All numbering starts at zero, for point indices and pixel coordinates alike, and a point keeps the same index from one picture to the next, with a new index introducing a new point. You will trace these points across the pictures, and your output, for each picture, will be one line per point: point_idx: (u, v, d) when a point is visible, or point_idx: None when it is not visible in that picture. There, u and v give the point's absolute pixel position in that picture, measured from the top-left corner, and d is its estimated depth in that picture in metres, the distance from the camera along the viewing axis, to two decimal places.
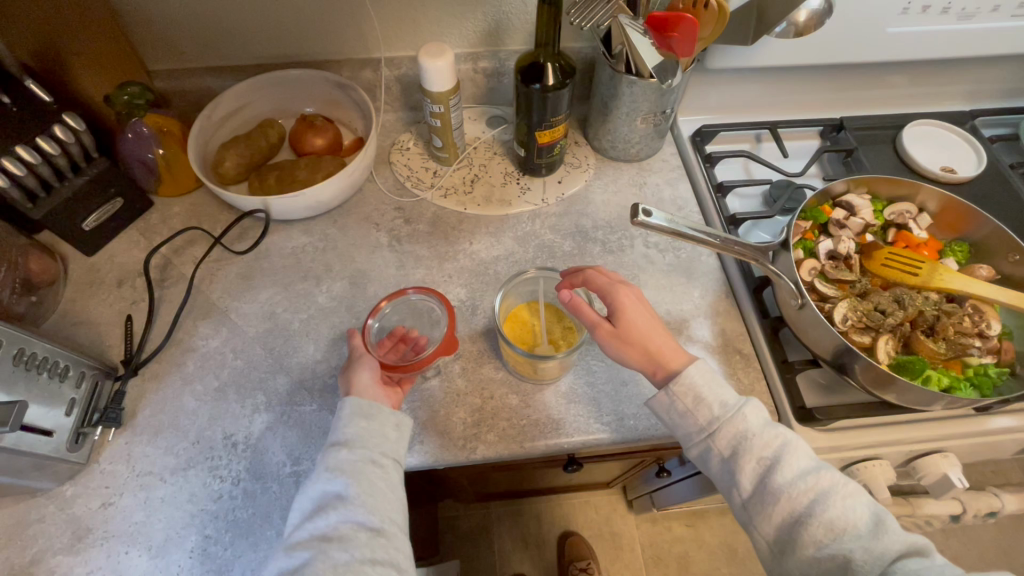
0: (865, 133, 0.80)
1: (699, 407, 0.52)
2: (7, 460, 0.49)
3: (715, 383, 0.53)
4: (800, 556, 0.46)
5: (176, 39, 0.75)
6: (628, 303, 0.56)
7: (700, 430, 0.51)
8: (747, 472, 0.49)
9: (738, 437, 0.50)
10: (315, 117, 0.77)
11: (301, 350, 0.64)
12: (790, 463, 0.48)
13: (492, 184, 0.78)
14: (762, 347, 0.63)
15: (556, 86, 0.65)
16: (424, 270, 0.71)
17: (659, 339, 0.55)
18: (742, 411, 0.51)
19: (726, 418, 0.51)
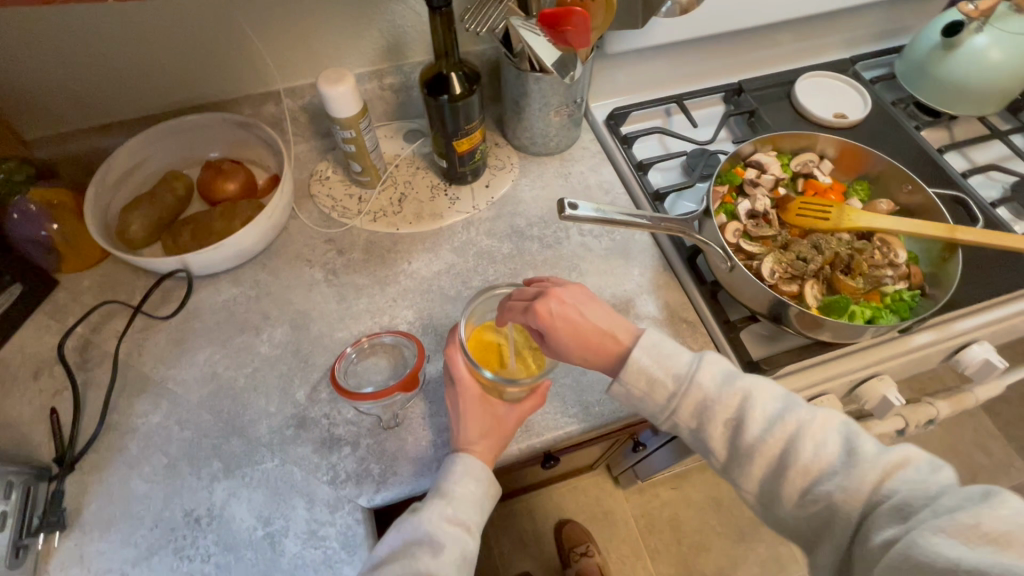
0: (763, 92, 0.84)
1: (655, 387, 0.54)
2: None
3: (665, 353, 0.54)
4: (786, 505, 0.49)
5: (50, 101, 0.69)
6: (551, 318, 0.55)
7: (664, 408, 0.54)
8: (715, 433, 0.52)
9: (701, 405, 0.52)
10: (221, 161, 0.73)
11: (252, 405, 0.61)
12: (752, 414, 0.51)
13: (421, 199, 0.77)
14: (705, 312, 0.66)
15: (464, 93, 0.64)
16: (367, 299, 0.69)
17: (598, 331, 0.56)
18: (697, 376, 0.53)
19: (684, 387, 0.53)
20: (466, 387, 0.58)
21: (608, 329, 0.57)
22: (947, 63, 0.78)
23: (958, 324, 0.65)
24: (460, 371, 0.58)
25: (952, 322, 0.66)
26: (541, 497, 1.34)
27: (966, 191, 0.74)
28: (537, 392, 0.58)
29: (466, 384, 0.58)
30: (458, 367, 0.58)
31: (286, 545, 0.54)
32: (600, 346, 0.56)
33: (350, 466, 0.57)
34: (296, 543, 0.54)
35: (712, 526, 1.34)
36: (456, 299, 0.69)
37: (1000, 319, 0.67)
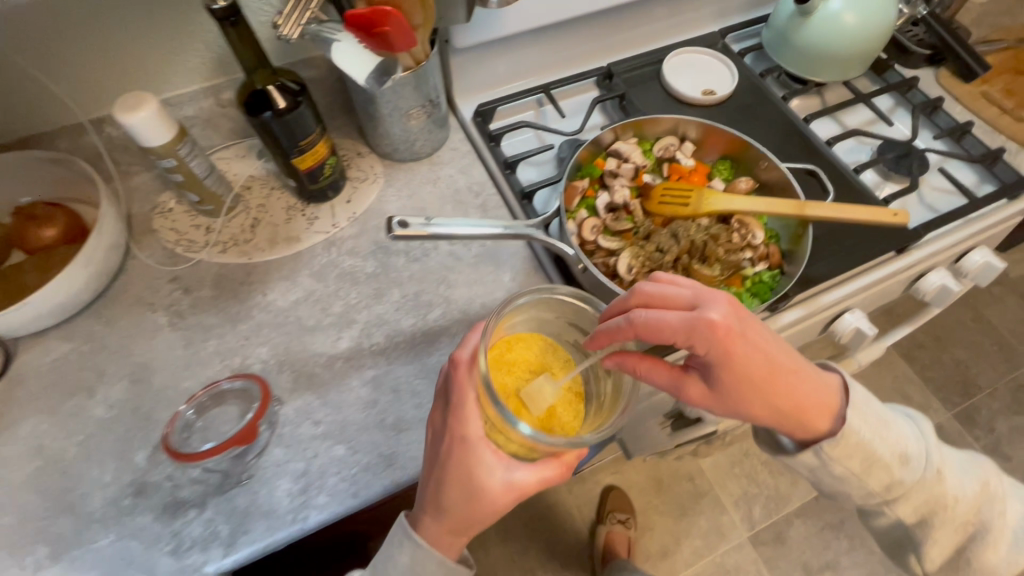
0: (633, 74, 0.82)
1: (881, 464, 0.58)
2: None
3: (888, 430, 0.59)
4: None
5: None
6: (734, 352, 0.49)
7: (882, 497, 0.60)
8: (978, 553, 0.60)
9: (929, 505, 0.60)
10: (35, 206, 0.65)
11: (84, 477, 0.55)
12: (947, 491, 0.60)
13: (274, 223, 0.71)
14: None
15: (289, 107, 0.59)
16: (216, 340, 0.63)
17: (776, 375, 0.52)
18: (937, 463, 0.60)
19: (918, 464, 0.60)
20: (470, 435, 0.51)
21: (791, 374, 0.53)
22: (806, 30, 0.77)
23: (826, 296, 0.65)
24: (466, 416, 0.51)
25: (820, 296, 0.66)
26: None
27: (830, 159, 0.74)
28: (566, 461, 0.52)
29: (470, 432, 0.51)
30: (469, 404, 0.51)
31: None
32: (782, 393, 0.52)
33: (196, 530, 0.53)
34: None
35: (655, 506, 1.35)
36: (315, 328, 0.64)
37: (870, 285, 0.68)
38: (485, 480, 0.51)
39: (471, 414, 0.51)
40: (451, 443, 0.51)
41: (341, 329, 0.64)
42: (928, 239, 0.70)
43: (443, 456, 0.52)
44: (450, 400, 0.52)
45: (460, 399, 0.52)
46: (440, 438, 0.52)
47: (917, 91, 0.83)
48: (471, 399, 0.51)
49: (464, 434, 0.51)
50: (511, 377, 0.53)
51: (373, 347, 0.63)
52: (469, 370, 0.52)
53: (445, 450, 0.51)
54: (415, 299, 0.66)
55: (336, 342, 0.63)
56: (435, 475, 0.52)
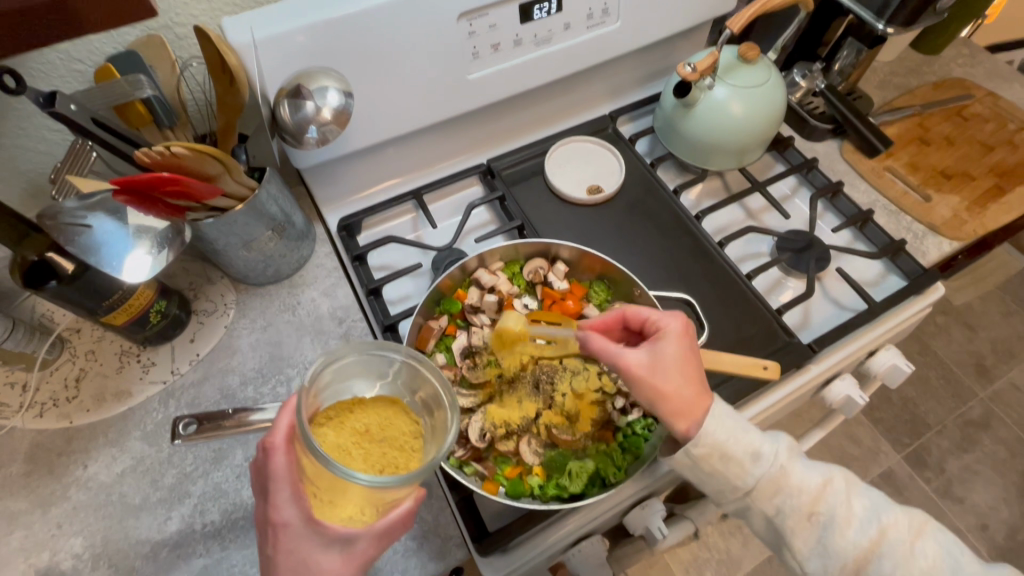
0: (514, 170, 0.76)
1: (788, 502, 0.49)
2: None
3: (743, 429, 0.49)
4: (835, 543, 0.49)
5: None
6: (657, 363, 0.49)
7: (740, 492, 0.50)
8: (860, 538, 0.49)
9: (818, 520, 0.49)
10: None
11: None
12: (795, 489, 0.49)
13: (103, 374, 0.62)
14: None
15: (78, 270, 0.50)
16: (22, 533, 0.55)
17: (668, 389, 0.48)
18: (783, 462, 0.50)
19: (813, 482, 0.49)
20: (288, 520, 0.42)
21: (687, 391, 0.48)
22: (690, 120, 0.71)
23: None
24: (277, 501, 0.42)
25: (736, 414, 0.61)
26: None
27: (722, 261, 0.68)
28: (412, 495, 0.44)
29: (288, 520, 0.41)
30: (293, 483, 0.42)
31: None
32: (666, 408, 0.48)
33: None
34: None
35: None
36: (141, 508, 0.56)
37: (772, 406, 0.62)
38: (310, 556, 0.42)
39: (285, 495, 0.42)
40: (271, 533, 0.42)
41: (171, 506, 0.56)
42: (831, 349, 0.65)
43: (272, 553, 0.42)
44: (265, 479, 0.43)
45: (274, 488, 0.42)
46: (261, 544, 0.43)
47: (819, 172, 0.77)
48: (283, 483, 0.42)
49: (282, 520, 0.42)
50: (356, 433, 0.43)
51: (206, 528, 0.55)
52: (282, 451, 0.42)
53: (272, 541, 0.42)
54: None
55: (164, 524, 0.55)
56: (284, 542, 0.42)
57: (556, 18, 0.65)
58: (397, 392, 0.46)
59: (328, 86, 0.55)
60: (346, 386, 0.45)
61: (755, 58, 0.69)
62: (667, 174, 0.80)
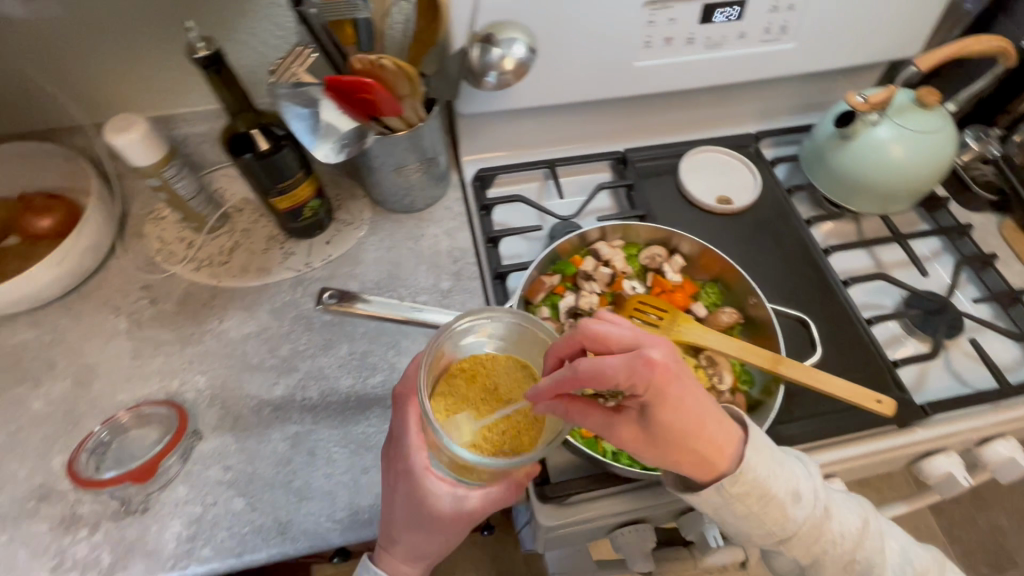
0: (649, 165, 0.78)
1: (771, 507, 0.46)
2: None
3: (778, 464, 0.46)
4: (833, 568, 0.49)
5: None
6: (671, 397, 0.41)
7: (767, 527, 0.46)
8: (832, 532, 0.48)
9: (826, 539, 0.48)
10: (36, 196, 0.68)
11: (7, 471, 0.57)
12: (833, 535, 0.48)
13: (252, 250, 0.72)
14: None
15: (270, 151, 0.59)
16: (161, 359, 0.64)
17: (707, 429, 0.43)
18: (825, 502, 0.48)
19: (808, 505, 0.47)
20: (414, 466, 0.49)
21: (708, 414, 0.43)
22: (843, 153, 0.69)
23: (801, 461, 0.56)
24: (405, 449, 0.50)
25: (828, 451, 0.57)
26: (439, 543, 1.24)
27: (844, 300, 0.66)
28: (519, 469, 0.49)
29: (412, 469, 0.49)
30: (416, 437, 0.50)
31: None
32: (699, 443, 0.43)
33: (81, 552, 0.53)
34: None
35: None
36: (256, 368, 0.64)
37: (860, 456, 0.58)
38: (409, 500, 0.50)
39: (411, 444, 0.50)
40: (394, 478, 0.51)
41: (280, 374, 0.63)
42: (944, 418, 0.61)
43: (393, 499, 0.51)
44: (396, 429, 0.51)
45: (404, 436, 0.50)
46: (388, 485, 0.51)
47: (970, 240, 0.73)
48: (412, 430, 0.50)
49: (406, 467, 0.50)
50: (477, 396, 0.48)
51: (304, 402, 0.62)
52: (413, 406, 0.51)
53: (396, 485, 0.50)
54: (360, 358, 0.65)
55: (271, 387, 0.63)
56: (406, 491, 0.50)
57: (733, 25, 0.66)
58: (528, 358, 0.50)
59: (516, 38, 0.59)
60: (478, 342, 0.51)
61: (934, 104, 0.66)
62: (799, 205, 0.78)
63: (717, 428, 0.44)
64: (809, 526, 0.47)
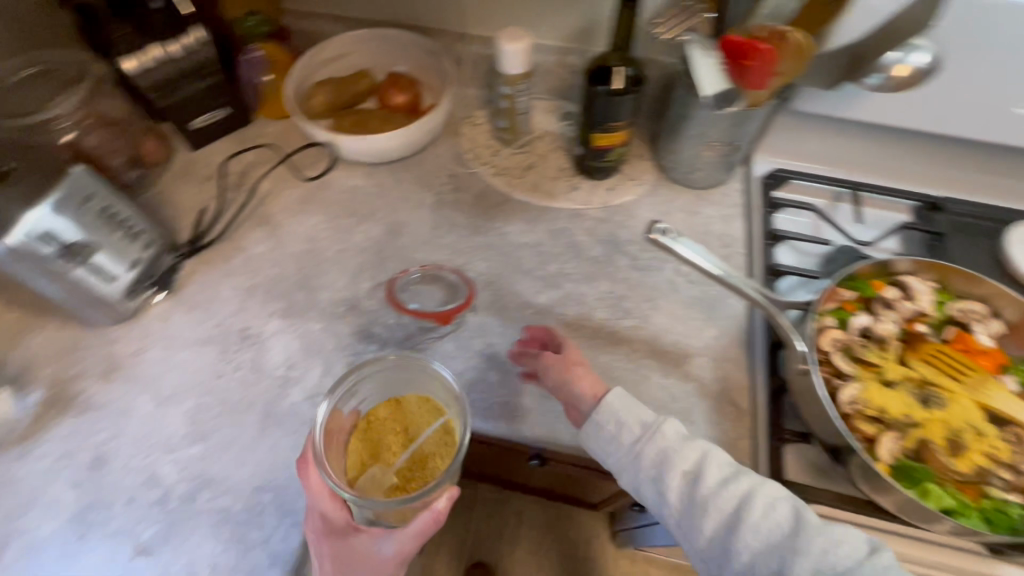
0: (965, 220, 0.72)
1: (686, 457, 0.52)
2: (92, 292, 0.62)
3: (631, 408, 0.55)
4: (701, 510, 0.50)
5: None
6: (563, 366, 0.59)
7: (627, 449, 0.54)
8: (672, 485, 0.52)
9: (663, 455, 0.52)
10: (402, 76, 0.82)
11: (327, 279, 0.71)
12: (674, 456, 0.52)
13: (544, 174, 0.79)
14: (759, 390, 0.62)
15: (622, 91, 0.64)
16: (453, 237, 0.74)
17: (571, 371, 0.58)
18: (661, 442, 0.53)
19: (652, 450, 0.53)
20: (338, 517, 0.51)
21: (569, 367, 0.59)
22: None
23: None
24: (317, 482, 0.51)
25: None
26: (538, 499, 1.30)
27: None
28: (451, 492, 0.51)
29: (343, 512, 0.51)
30: (316, 486, 0.51)
31: (291, 393, 0.62)
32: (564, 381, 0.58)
33: (368, 362, 0.64)
34: (298, 396, 0.62)
35: None
36: (526, 274, 0.71)
37: None
38: (376, 551, 0.50)
39: (317, 482, 0.51)
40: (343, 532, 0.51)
41: (545, 286, 0.70)
42: None
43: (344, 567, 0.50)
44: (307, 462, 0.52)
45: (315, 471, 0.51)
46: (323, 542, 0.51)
47: None
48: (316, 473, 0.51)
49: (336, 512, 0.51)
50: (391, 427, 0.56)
51: (561, 317, 0.67)
52: (314, 471, 0.51)
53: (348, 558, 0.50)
54: (617, 300, 0.69)
55: (536, 294, 0.69)
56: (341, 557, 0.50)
57: None
58: (431, 392, 0.57)
59: (920, 47, 0.61)
60: (371, 401, 0.57)
61: None
62: None
63: (575, 391, 0.58)
64: (669, 484, 0.52)
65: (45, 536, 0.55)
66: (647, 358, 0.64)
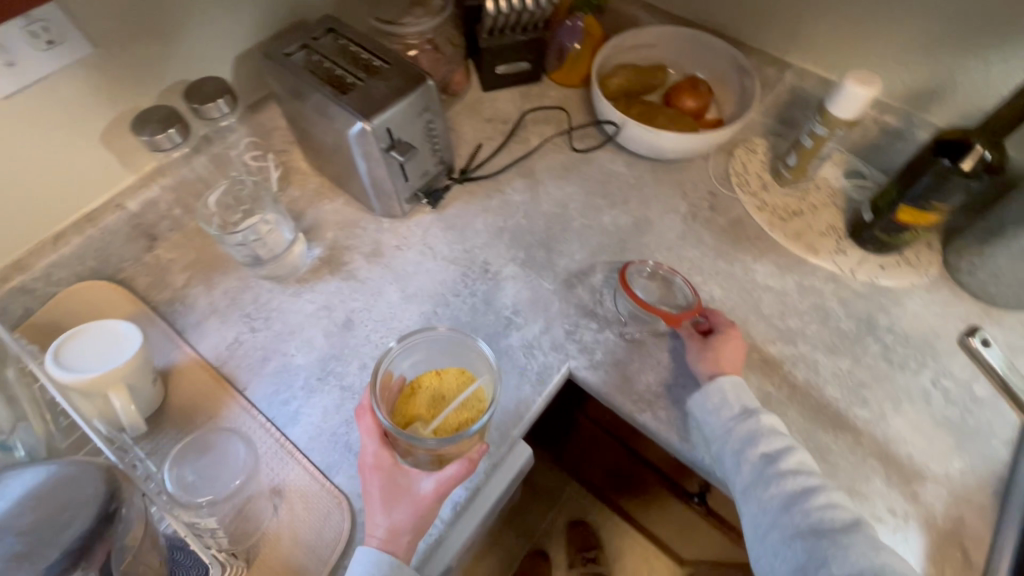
0: None
1: (777, 444, 0.55)
2: (390, 185, 0.72)
3: (739, 391, 0.59)
4: (764, 483, 0.53)
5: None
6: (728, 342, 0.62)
7: (721, 422, 0.57)
8: (750, 459, 0.54)
9: (755, 434, 0.55)
10: (701, 83, 0.81)
11: (568, 246, 0.74)
12: (768, 443, 0.55)
13: (811, 226, 0.75)
14: (1009, 533, 0.55)
15: (967, 172, 0.59)
16: (697, 253, 0.73)
17: (728, 349, 0.62)
18: (761, 423, 0.56)
19: (746, 419, 0.57)
20: (384, 462, 0.53)
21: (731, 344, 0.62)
22: None
23: None
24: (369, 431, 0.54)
25: None
26: (619, 529, 1.27)
27: None
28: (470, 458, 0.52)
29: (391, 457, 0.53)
30: (365, 430, 0.54)
31: (511, 335, 0.67)
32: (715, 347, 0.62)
33: (586, 337, 0.67)
34: (517, 340, 0.67)
35: None
36: (763, 317, 0.68)
37: None
38: (416, 487, 0.52)
39: (370, 428, 0.54)
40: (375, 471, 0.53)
41: (779, 338, 0.66)
42: None
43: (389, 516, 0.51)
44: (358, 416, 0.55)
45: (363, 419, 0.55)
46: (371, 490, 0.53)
47: None
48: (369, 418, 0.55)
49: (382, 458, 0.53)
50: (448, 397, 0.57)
51: (789, 375, 0.64)
52: (370, 416, 0.55)
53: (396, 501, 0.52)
54: (856, 383, 0.63)
55: (768, 342, 0.66)
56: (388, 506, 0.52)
57: None
58: (467, 364, 0.60)
59: None
60: (417, 369, 0.60)
61: None
62: None
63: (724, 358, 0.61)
64: (751, 462, 0.55)
65: (297, 365, 0.66)
66: (873, 456, 0.59)
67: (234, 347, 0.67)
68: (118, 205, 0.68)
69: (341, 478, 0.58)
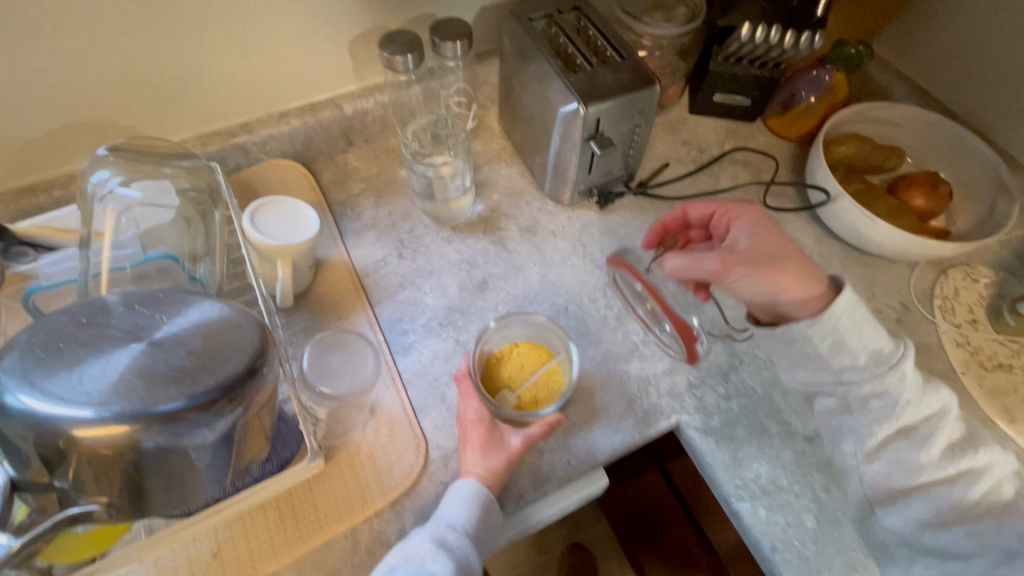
0: None
1: (915, 410, 0.51)
2: (571, 172, 0.71)
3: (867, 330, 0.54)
4: (900, 451, 0.51)
5: (942, 32, 0.75)
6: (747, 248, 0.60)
7: (854, 369, 0.53)
8: (887, 428, 0.52)
9: (892, 399, 0.52)
10: (942, 182, 0.71)
11: (721, 298, 0.69)
12: (908, 408, 0.52)
13: (1016, 389, 0.63)
14: None
15: None
16: None
17: (763, 249, 0.59)
18: (900, 388, 0.52)
19: (887, 372, 0.52)
20: (481, 417, 0.56)
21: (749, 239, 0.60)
22: None
23: None
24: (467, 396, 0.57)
25: None
26: None
27: None
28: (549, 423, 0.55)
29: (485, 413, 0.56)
30: (464, 389, 0.58)
31: (631, 361, 0.64)
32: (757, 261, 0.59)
33: (707, 397, 0.62)
34: (635, 368, 0.64)
35: None
36: None
37: None
38: (506, 441, 0.55)
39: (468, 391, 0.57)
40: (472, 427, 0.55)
41: None
42: None
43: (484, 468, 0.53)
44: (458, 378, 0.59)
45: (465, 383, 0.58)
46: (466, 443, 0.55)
47: None
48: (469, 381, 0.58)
49: (476, 415, 0.56)
50: (525, 368, 0.60)
51: None
52: (467, 381, 0.58)
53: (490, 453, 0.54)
54: None
55: None
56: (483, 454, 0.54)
57: None
58: (546, 341, 0.62)
59: None
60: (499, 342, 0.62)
61: None
62: None
63: (794, 274, 0.57)
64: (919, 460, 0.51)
65: (425, 303, 0.68)
66: None
67: (379, 265, 0.71)
68: (337, 105, 0.74)
69: (428, 423, 0.60)
